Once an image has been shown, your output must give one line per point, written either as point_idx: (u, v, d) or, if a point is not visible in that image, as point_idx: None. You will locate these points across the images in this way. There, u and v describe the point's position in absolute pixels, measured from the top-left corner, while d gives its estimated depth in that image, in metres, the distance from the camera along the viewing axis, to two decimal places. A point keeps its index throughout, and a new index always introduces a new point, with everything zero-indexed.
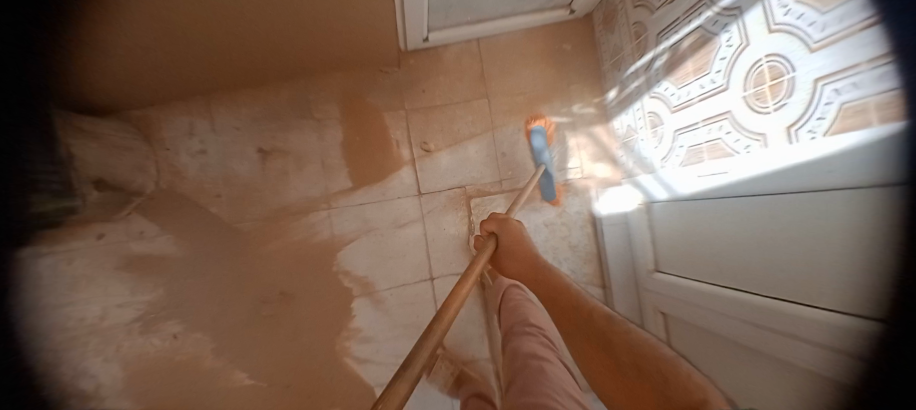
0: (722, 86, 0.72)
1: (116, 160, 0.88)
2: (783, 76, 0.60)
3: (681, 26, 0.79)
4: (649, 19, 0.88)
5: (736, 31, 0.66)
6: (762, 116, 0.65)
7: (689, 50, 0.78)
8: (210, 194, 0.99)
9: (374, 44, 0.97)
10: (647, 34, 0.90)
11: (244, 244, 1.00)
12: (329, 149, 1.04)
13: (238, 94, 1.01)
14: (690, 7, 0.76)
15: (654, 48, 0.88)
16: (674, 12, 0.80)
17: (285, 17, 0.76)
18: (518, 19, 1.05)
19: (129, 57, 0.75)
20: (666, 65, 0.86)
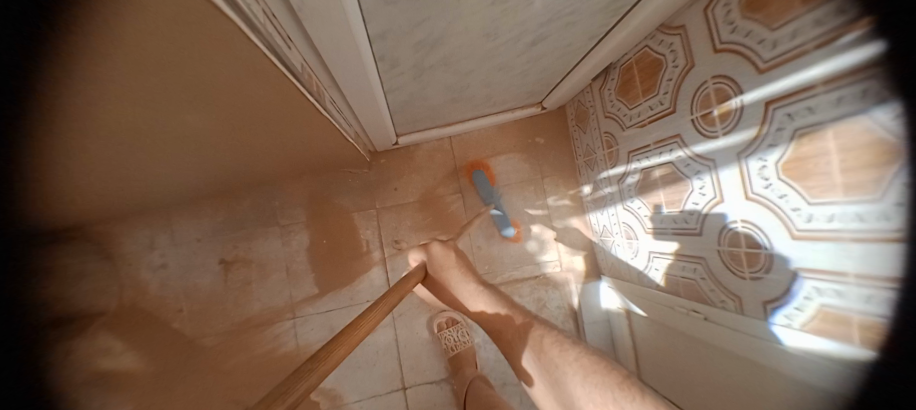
0: (695, 230, 0.69)
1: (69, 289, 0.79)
2: (756, 249, 0.56)
3: (653, 155, 0.76)
4: (620, 134, 0.86)
5: (709, 182, 0.63)
6: (737, 278, 0.61)
7: (660, 179, 0.75)
8: (172, 309, 0.95)
9: (337, 156, 0.93)
10: (620, 146, 0.86)
11: (202, 362, 0.93)
12: (294, 255, 1.01)
13: (203, 204, 0.98)
14: (661, 139, 0.73)
15: (626, 163, 0.86)
16: (644, 138, 0.77)
17: (243, 152, 0.72)
18: (492, 120, 1.01)
19: (72, 204, 0.68)
20: (638, 185, 0.83)
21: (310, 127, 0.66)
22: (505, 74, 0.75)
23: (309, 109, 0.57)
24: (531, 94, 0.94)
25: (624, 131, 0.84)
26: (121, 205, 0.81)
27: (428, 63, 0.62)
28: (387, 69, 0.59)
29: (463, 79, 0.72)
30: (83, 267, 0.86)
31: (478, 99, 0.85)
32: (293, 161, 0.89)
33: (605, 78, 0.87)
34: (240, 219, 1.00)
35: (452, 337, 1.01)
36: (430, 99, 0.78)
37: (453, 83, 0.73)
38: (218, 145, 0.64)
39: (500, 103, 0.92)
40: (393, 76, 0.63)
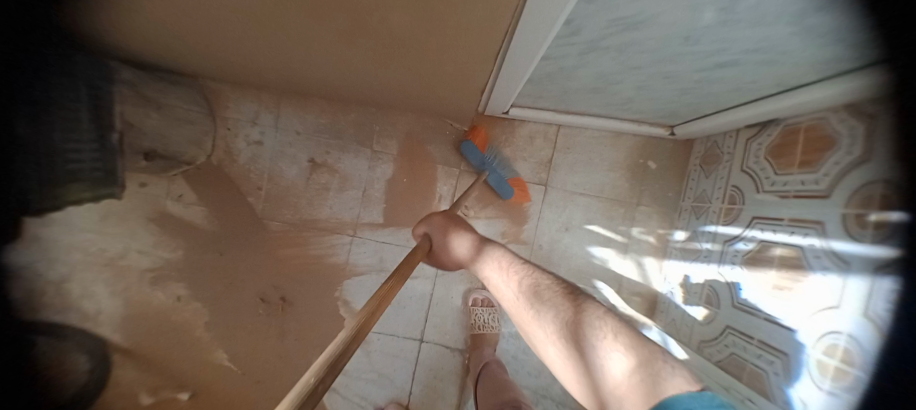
0: (791, 325, 0.64)
1: (174, 130, 0.94)
2: (844, 364, 0.53)
3: (782, 231, 0.71)
4: (751, 195, 0.81)
5: (830, 283, 0.57)
6: (810, 386, 0.57)
7: (779, 258, 0.70)
8: (252, 185, 0.99)
9: (454, 105, 0.91)
10: (743, 206, 0.83)
11: (265, 241, 1.01)
12: (375, 181, 1.04)
13: (309, 104, 1.00)
14: (798, 218, 0.67)
15: (744, 228, 0.82)
16: (780, 210, 0.72)
17: (373, 69, 0.74)
18: (612, 125, 0.97)
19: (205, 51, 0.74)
20: (747, 254, 0.79)
21: (460, 62, 0.64)
22: (664, 80, 0.71)
23: (474, 41, 0.54)
24: (667, 111, 0.89)
25: (757, 193, 0.80)
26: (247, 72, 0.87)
27: (605, 43, 0.59)
28: (565, 35, 0.57)
29: (621, 72, 0.69)
30: (188, 115, 0.95)
31: (619, 97, 0.82)
32: (418, 97, 0.90)
33: (759, 132, 0.83)
34: (336, 127, 1.01)
35: (481, 319, 1.06)
36: (574, 82, 0.75)
37: (609, 73, 0.70)
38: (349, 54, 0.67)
39: (637, 110, 0.88)
40: (562, 46, 0.61)
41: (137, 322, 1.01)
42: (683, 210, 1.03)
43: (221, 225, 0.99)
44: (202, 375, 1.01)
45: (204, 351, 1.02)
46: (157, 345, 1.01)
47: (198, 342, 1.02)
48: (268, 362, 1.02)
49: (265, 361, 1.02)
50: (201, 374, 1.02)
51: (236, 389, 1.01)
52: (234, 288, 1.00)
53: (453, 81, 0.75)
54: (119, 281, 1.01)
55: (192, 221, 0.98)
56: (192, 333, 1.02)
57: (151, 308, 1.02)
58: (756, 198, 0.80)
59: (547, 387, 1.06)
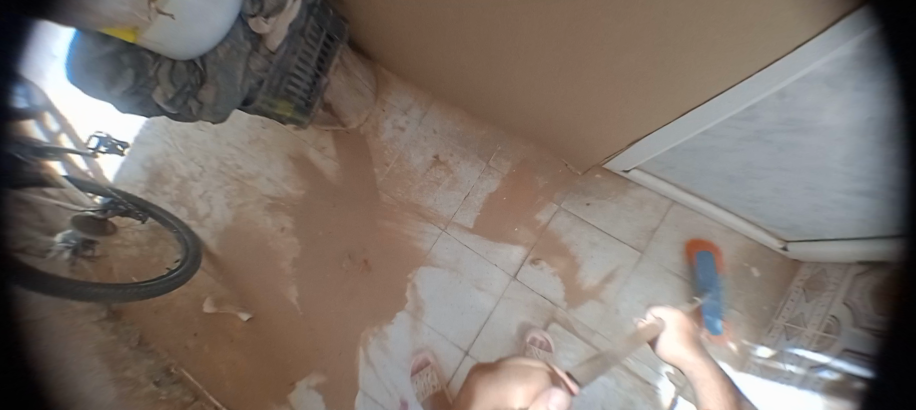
0: None
1: (347, 96, 1.04)
2: None
3: (855, 361, 0.67)
4: (846, 328, 0.76)
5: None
6: None
7: (847, 389, 0.66)
8: (383, 160, 1.14)
9: (582, 150, 0.99)
10: (837, 337, 0.77)
11: (372, 208, 1.12)
12: (478, 191, 1.11)
13: (453, 111, 1.16)
14: (867, 351, 0.64)
15: (832, 358, 0.75)
16: (862, 345, 0.68)
17: (537, 91, 0.86)
18: (725, 213, 1.00)
19: (414, 38, 0.92)
20: (830, 385, 0.73)
21: (634, 108, 0.72)
22: (805, 190, 0.74)
23: (668, 89, 0.62)
24: (786, 222, 0.90)
25: (851, 327, 0.74)
26: (426, 68, 1.05)
27: (770, 138, 0.66)
28: (738, 118, 0.64)
29: (766, 168, 0.74)
30: (360, 86, 1.07)
31: (750, 192, 0.85)
32: (555, 135, 1.01)
33: (869, 271, 0.78)
34: (465, 135, 1.14)
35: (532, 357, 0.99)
36: (711, 163, 0.82)
37: (754, 166, 0.76)
38: (530, 71, 0.79)
39: (759, 210, 0.91)
40: (726, 128, 0.68)
41: (231, 236, 1.12)
42: (774, 327, 0.98)
43: (343, 181, 1.13)
44: (269, 302, 1.08)
45: (280, 283, 1.09)
46: (242, 261, 1.10)
47: (278, 273, 1.09)
48: (326, 314, 1.07)
49: (327, 312, 1.07)
50: (268, 302, 1.09)
51: (289, 328, 1.07)
52: (328, 237, 1.10)
53: (602, 125, 0.84)
54: (234, 196, 1.13)
55: (322, 169, 1.13)
56: (278, 263, 1.10)
57: (251, 227, 1.11)
58: (848, 333, 0.74)
59: None
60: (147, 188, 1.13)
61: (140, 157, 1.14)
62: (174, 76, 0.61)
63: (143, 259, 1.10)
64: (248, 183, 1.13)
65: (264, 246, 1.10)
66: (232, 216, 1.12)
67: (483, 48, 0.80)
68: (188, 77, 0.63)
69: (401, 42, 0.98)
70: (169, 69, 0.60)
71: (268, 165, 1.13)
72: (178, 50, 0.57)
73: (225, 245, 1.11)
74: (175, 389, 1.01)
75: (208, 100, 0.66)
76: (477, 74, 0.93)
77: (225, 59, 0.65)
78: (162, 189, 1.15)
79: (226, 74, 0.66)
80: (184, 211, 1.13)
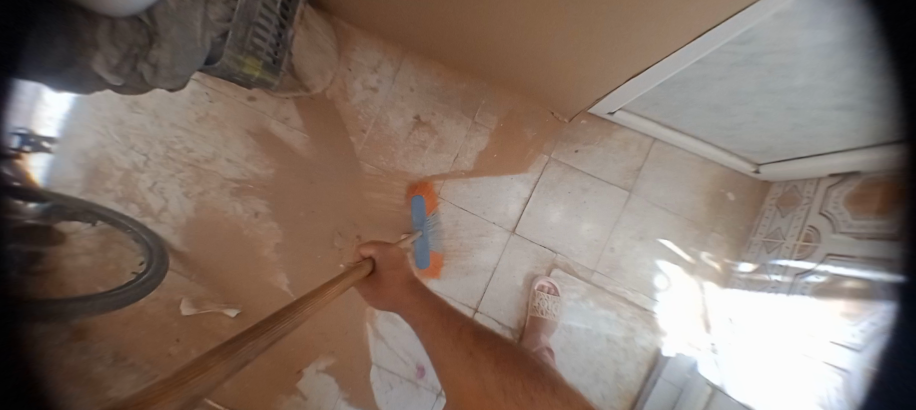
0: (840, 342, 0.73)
1: (308, 56, 0.91)
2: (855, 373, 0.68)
3: (853, 265, 0.76)
4: (828, 234, 0.86)
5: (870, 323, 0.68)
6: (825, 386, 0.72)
7: (848, 291, 0.75)
8: (358, 126, 1.03)
9: (569, 95, 0.95)
10: (817, 244, 0.88)
11: (357, 181, 1.04)
12: (468, 151, 1.07)
13: (428, 64, 1.05)
14: (870, 255, 0.73)
15: (818, 263, 0.86)
16: (852, 249, 0.78)
17: (519, 35, 0.78)
18: (705, 147, 1.03)
19: None
20: (819, 287, 0.83)
21: (628, 47, 0.69)
22: (785, 111, 0.78)
23: (665, 23, 0.58)
24: (762, 145, 0.95)
25: (832, 233, 0.85)
26: (393, 18, 0.92)
27: (760, 61, 0.66)
28: (732, 43, 0.62)
29: (751, 92, 0.76)
30: (323, 43, 0.94)
31: (732, 120, 0.88)
32: (541, 82, 0.96)
33: (842, 181, 0.88)
34: (445, 90, 1.05)
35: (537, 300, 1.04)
36: (698, 93, 0.82)
37: (741, 92, 0.77)
38: (511, 13, 0.72)
39: (736, 138, 0.95)
40: (720, 56, 0.67)
41: (196, 229, 0.99)
42: (753, 243, 1.08)
43: (317, 154, 1.01)
44: (256, 296, 1.00)
45: (266, 273, 1.00)
46: (217, 256, 0.99)
47: (262, 262, 1.00)
48: (324, 299, 1.01)
49: None
50: (256, 295, 1.00)
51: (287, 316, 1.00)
52: (311, 217, 1.02)
53: (593, 67, 0.80)
54: (191, 185, 0.98)
55: (291, 143, 1.00)
56: (259, 252, 1.00)
57: (218, 218, 0.98)
58: (831, 239, 0.85)
59: (588, 386, 1.06)
60: (86, 187, 0.98)
61: (72, 152, 0.97)
62: (115, 37, 0.48)
63: (100, 269, 0.95)
64: (203, 167, 0.98)
65: (238, 236, 0.99)
66: (194, 207, 0.98)
67: None
68: (133, 37, 0.49)
69: None
70: (108, 31, 0.47)
71: (225, 145, 0.99)
72: (118, 5, 0.44)
73: (191, 240, 0.99)
74: None
75: (165, 61, 0.54)
76: (450, 20, 0.83)
77: (178, 9, 0.52)
78: (104, 186, 0.99)
79: (183, 28, 0.53)
80: (134, 208, 0.99)
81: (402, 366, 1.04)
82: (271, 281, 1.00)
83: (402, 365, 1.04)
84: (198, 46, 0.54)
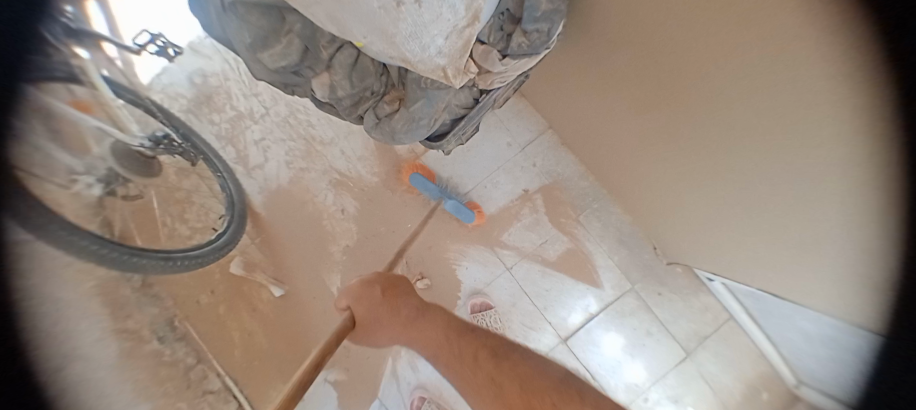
0: None
1: None
2: None
3: None
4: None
5: None
6: None
7: None
8: (470, 175, 1.03)
9: (678, 247, 0.95)
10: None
11: (444, 224, 1.03)
12: (555, 241, 1.04)
13: (562, 150, 1.04)
14: None
15: None
16: None
17: (685, 185, 0.75)
18: (768, 346, 0.99)
19: (580, 72, 0.78)
20: None
21: (784, 272, 0.68)
22: (847, 380, 0.75)
23: (807, 258, 0.60)
24: (820, 380, 0.88)
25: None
26: (566, 106, 0.92)
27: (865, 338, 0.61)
28: (850, 306, 0.59)
29: (840, 351, 0.72)
30: None
31: (807, 346, 0.84)
32: (661, 227, 0.95)
33: None
34: (565, 179, 1.04)
35: (485, 321, 0.99)
36: (795, 315, 0.79)
37: (835, 345, 0.72)
38: (690, 165, 0.69)
39: (802, 360, 0.90)
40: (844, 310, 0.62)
41: (279, 198, 0.99)
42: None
43: (422, 183, 1.02)
44: (306, 284, 0.99)
45: (323, 267, 1.00)
46: (288, 230, 0.99)
47: (324, 257, 1.00)
48: None
49: None
50: (304, 282, 0.99)
51: (325, 316, 0.99)
52: (388, 237, 1.01)
53: (717, 247, 0.81)
54: (298, 159, 1.00)
55: (403, 163, 1.02)
56: (327, 245, 1.00)
57: (306, 198, 0.99)
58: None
59: None
60: (189, 107, 0.98)
61: (191, 69, 0.99)
62: (358, 75, 0.48)
63: (168, 193, 0.94)
64: (315, 147, 1.00)
65: (316, 222, 0.99)
66: (288, 178, 0.99)
67: (648, 114, 0.69)
68: (374, 80, 0.49)
69: (557, 68, 0.84)
70: (351, 60, 0.46)
71: (346, 135, 1.01)
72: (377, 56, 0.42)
73: (271, 206, 0.99)
74: (179, 348, 0.89)
75: (400, 126, 0.50)
76: (622, 129, 0.80)
77: (432, 85, 0.46)
78: (209, 115, 0.99)
79: (428, 103, 0.48)
80: (230, 152, 0.98)
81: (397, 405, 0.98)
82: (324, 276, 0.99)
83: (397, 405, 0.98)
84: (428, 122, 0.50)
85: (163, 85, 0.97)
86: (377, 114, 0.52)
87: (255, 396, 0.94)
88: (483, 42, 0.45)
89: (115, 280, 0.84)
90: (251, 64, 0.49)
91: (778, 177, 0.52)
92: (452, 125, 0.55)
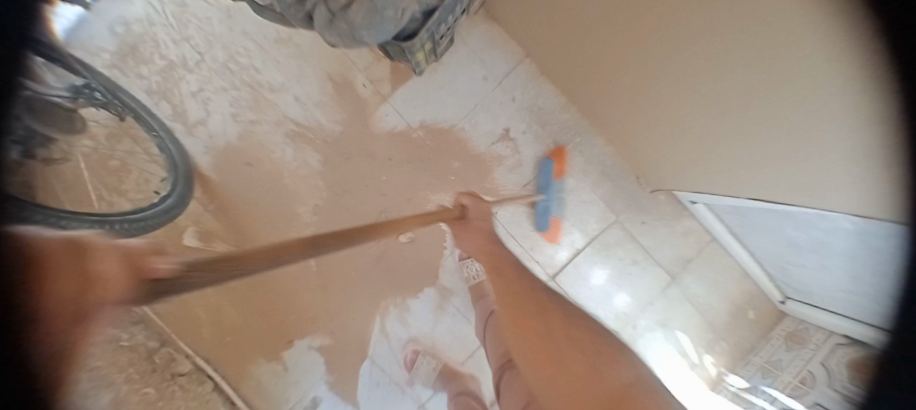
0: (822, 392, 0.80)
1: None
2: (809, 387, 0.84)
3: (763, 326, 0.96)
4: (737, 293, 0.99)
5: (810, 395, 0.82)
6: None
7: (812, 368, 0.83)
8: (447, 117, 0.95)
9: (663, 174, 0.94)
10: (813, 390, 0.83)
11: (423, 172, 0.95)
12: (540, 181, 1.00)
13: (542, 83, 0.98)
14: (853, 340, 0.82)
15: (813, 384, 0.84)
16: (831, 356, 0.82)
17: (671, 110, 0.73)
18: (752, 264, 1.04)
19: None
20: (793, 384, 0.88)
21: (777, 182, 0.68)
22: (833, 271, 0.79)
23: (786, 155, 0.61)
24: (801, 287, 0.95)
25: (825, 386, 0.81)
26: (547, 37, 0.85)
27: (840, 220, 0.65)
28: (824, 195, 0.62)
29: (827, 249, 0.76)
30: None
31: (792, 256, 0.88)
32: (644, 152, 0.93)
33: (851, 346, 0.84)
34: (546, 115, 0.99)
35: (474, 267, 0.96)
36: (783, 225, 0.81)
37: (820, 244, 0.76)
38: (676, 89, 0.68)
39: (787, 272, 0.95)
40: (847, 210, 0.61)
41: (229, 157, 0.86)
42: (751, 362, 1.02)
43: (394, 128, 0.93)
44: None
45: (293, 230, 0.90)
46: (247, 192, 0.88)
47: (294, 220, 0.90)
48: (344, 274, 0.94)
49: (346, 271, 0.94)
50: None
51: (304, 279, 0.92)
52: (364, 190, 0.92)
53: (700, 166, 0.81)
54: (247, 111, 0.86)
55: (372, 107, 0.92)
56: (295, 205, 0.90)
57: (263, 155, 0.87)
58: (823, 391, 0.80)
59: None
60: (113, 61, 0.81)
61: (112, 16, 0.81)
62: None
63: (95, 160, 0.80)
64: (265, 93, 0.87)
65: (279, 181, 0.89)
66: (238, 133, 0.86)
67: (624, 30, 0.66)
68: None
69: None
70: None
71: (298, 77, 0.88)
72: None
73: (222, 167, 0.86)
74: (138, 332, 0.79)
75: (358, 19, 0.41)
76: (606, 57, 0.76)
77: None
78: (137, 68, 0.83)
79: None
80: (163, 107, 0.84)
81: (389, 357, 0.96)
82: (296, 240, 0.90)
83: (389, 358, 0.96)
84: (392, 14, 0.41)
85: (82, 41, 0.79)
86: (330, 8, 0.41)
87: (236, 369, 0.89)
88: None
89: None
90: None
91: (736, 58, 0.53)
92: (424, 22, 0.47)
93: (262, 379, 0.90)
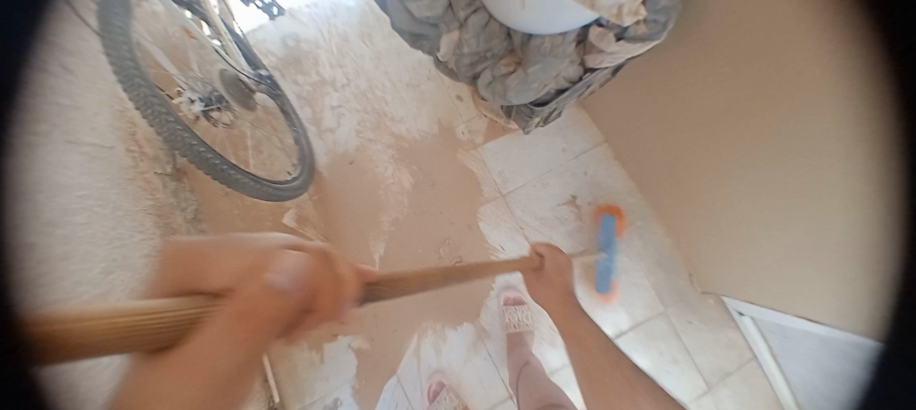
0: None
1: None
2: None
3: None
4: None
5: None
6: None
7: None
8: (523, 174, 1.08)
9: (718, 275, 0.96)
10: None
11: (491, 215, 1.06)
12: (595, 251, 1.06)
13: (613, 166, 1.09)
14: None
15: None
16: None
17: (737, 210, 0.80)
18: (788, 395, 0.95)
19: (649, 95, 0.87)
20: None
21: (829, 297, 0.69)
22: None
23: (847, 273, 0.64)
24: None
25: None
26: (627, 128, 1.00)
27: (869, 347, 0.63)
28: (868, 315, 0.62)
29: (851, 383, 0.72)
30: None
31: (825, 388, 0.82)
32: (702, 250, 0.97)
33: None
34: (612, 193, 1.08)
35: (516, 316, 1.00)
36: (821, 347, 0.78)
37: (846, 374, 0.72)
38: (745, 191, 0.75)
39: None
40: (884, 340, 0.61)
41: (341, 161, 1.05)
42: None
43: (477, 172, 1.08)
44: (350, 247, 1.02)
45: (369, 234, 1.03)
46: (344, 193, 1.04)
47: (373, 225, 1.03)
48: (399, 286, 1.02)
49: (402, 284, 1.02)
50: (349, 245, 1.02)
51: None
52: (437, 217, 1.04)
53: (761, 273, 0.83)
54: (366, 130, 1.07)
55: (463, 151, 1.08)
56: (377, 214, 1.03)
57: (367, 167, 1.05)
58: None
59: None
60: (279, 64, 1.08)
61: (286, 31, 1.09)
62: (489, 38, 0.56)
63: None
64: (386, 121, 1.07)
65: (372, 191, 1.04)
66: (355, 146, 1.06)
67: (703, 131, 0.78)
68: (497, 43, 0.56)
69: (623, 91, 0.94)
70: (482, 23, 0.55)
71: (415, 116, 1.08)
72: (523, 22, 0.50)
73: (333, 168, 1.04)
74: None
75: (512, 84, 0.57)
76: (680, 151, 0.86)
77: (550, 51, 0.52)
78: (295, 75, 1.08)
79: (544, 68, 0.54)
80: (308, 113, 1.07)
81: (413, 380, 0.98)
82: (368, 243, 1.02)
83: (413, 381, 0.98)
84: (537, 86, 0.56)
85: (257, 40, 1.08)
86: (493, 74, 0.59)
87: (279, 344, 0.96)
88: (602, 24, 0.51)
89: (171, 207, 0.81)
90: (396, 15, 0.58)
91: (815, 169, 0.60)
92: (555, 96, 0.62)
93: (298, 363, 0.96)
